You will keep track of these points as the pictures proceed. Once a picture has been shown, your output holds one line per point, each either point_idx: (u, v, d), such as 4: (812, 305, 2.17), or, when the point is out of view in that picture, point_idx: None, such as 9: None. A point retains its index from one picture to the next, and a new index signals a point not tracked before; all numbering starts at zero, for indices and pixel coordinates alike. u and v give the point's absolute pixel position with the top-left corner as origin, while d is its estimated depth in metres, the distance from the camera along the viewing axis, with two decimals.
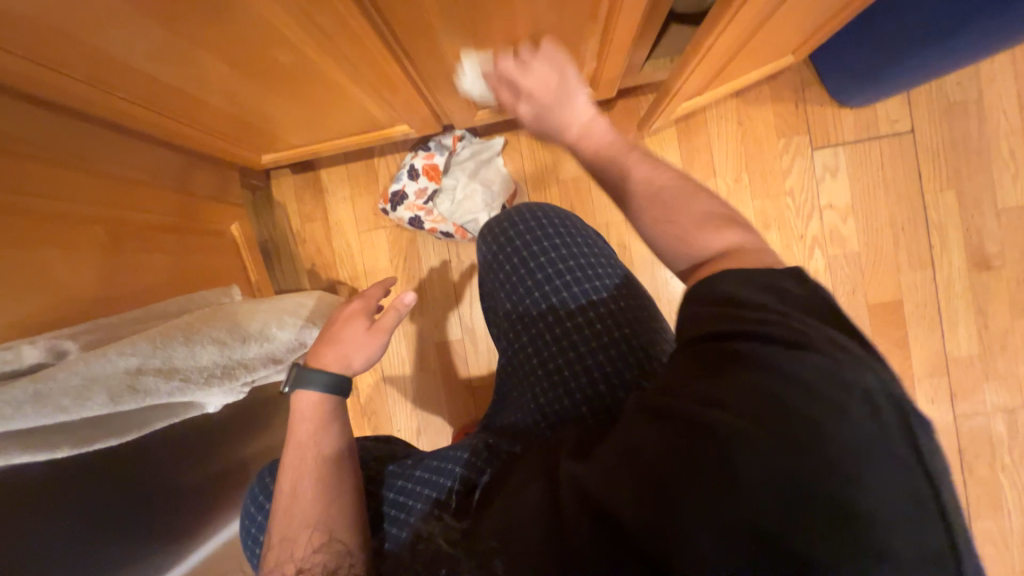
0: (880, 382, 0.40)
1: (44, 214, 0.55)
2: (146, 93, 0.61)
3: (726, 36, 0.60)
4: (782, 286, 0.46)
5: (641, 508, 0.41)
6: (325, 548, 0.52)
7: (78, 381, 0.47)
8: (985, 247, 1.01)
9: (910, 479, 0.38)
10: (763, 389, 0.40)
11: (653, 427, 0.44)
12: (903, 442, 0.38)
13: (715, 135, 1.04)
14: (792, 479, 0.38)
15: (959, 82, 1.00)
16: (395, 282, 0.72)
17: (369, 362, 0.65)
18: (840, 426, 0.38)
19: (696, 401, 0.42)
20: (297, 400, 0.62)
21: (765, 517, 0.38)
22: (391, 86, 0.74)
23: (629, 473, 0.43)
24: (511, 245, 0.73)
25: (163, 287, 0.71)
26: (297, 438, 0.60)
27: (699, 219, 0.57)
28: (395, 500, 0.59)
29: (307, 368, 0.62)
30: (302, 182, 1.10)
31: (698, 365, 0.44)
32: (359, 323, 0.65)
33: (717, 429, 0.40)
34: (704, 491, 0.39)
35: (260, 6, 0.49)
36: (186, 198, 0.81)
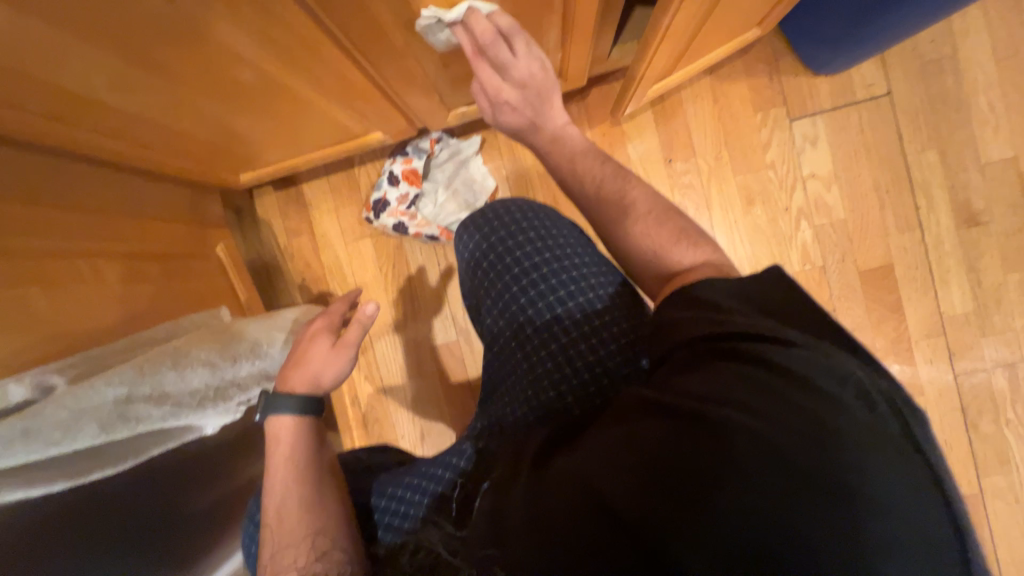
0: (847, 362, 0.42)
1: (27, 251, 0.56)
2: (115, 125, 0.62)
3: (682, 13, 0.59)
4: (751, 292, 0.48)
5: (643, 498, 0.40)
6: (325, 557, 0.53)
7: (66, 415, 0.48)
8: (971, 203, 1.01)
9: (891, 452, 0.38)
10: (756, 380, 0.41)
11: (655, 421, 0.43)
12: (892, 428, 0.40)
13: (692, 115, 1.04)
14: (777, 466, 0.37)
15: (932, 40, 0.99)
16: (360, 295, 0.72)
17: (339, 378, 0.63)
18: (820, 405, 0.39)
19: (691, 396, 0.42)
20: (272, 425, 0.61)
21: (753, 498, 0.37)
22: (359, 96, 0.74)
23: (631, 462, 0.42)
24: (488, 241, 0.73)
25: (149, 316, 0.71)
26: (276, 455, 0.60)
27: (674, 236, 0.63)
28: (388, 507, 0.60)
29: (275, 392, 0.60)
30: (285, 198, 1.10)
31: (690, 363, 0.45)
32: (324, 341, 0.64)
33: (713, 418, 0.40)
34: (703, 477, 0.39)
35: (216, 30, 0.50)
36: (168, 224, 0.82)
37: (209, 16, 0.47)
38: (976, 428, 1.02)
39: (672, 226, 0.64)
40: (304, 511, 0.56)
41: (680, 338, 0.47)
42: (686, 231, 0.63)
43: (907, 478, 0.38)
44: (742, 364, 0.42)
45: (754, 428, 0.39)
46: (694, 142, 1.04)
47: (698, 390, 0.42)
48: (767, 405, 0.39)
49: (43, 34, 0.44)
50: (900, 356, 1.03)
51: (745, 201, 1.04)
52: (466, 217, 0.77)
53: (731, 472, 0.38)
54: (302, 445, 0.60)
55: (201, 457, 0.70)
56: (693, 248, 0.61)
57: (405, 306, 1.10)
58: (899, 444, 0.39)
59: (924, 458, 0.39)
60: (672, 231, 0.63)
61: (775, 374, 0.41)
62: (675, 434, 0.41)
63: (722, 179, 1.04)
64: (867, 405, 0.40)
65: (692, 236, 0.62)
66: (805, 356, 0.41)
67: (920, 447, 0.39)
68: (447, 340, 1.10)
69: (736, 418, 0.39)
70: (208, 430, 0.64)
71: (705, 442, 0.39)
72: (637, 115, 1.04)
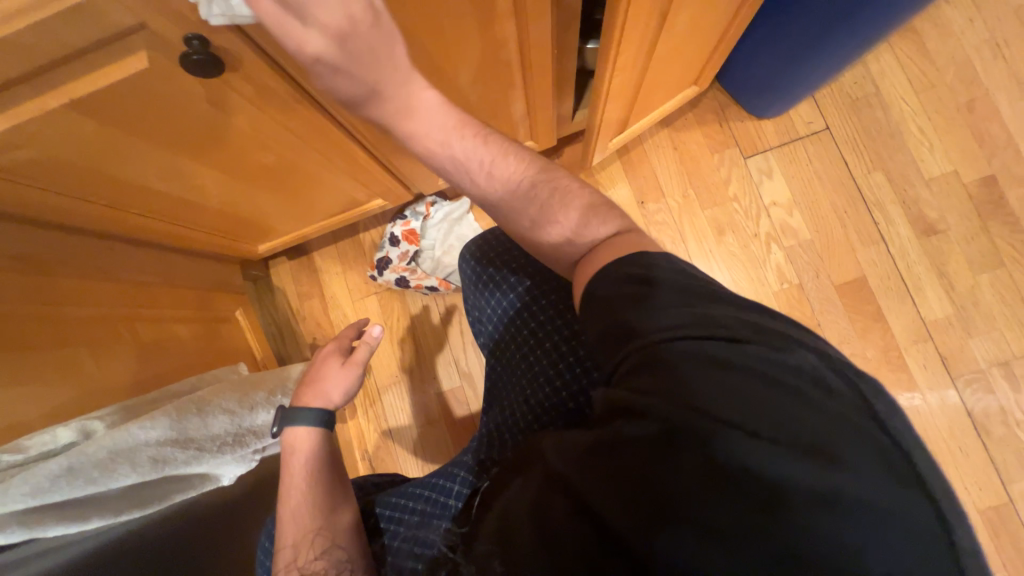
0: (807, 353, 0.41)
1: (78, 318, 0.65)
2: (157, 207, 0.74)
3: (619, 76, 0.72)
4: (678, 280, 0.47)
5: (622, 510, 0.39)
6: (325, 555, 0.56)
7: (106, 454, 0.53)
8: (926, 214, 1.09)
9: (861, 438, 0.37)
10: (726, 381, 0.39)
11: (626, 428, 0.40)
12: (865, 417, 0.39)
13: (656, 162, 1.17)
14: (759, 468, 0.36)
15: (855, 81, 1.14)
16: (367, 322, 0.79)
17: (349, 395, 0.70)
18: (782, 399, 0.38)
19: (666, 405, 0.39)
20: (289, 435, 0.66)
21: (721, 501, 0.36)
22: (362, 169, 0.87)
23: (606, 470, 0.41)
24: (488, 259, 0.79)
25: (175, 373, 0.78)
26: (293, 463, 0.64)
27: (583, 215, 0.55)
28: (392, 515, 0.62)
29: (291, 408, 0.67)
30: (298, 265, 1.22)
31: (655, 365, 0.41)
32: (334, 360, 0.71)
33: (688, 428, 0.38)
34: (685, 486, 0.37)
35: (246, 125, 0.63)
36: (195, 291, 0.92)
37: (242, 113, 0.60)
38: (988, 432, 1.01)
39: (582, 204, 0.56)
40: (310, 509, 0.59)
41: (628, 338, 0.44)
42: (598, 206, 0.56)
43: (883, 464, 0.37)
44: (694, 363, 0.40)
45: (718, 431, 0.37)
46: (662, 184, 1.16)
47: (670, 396, 0.39)
48: (727, 404, 0.38)
49: (114, 138, 0.56)
50: (893, 365, 1.05)
51: (716, 231, 1.13)
52: (461, 250, 0.86)
53: (699, 476, 0.37)
54: (320, 458, 0.64)
55: (219, 508, 0.72)
56: (599, 225, 0.54)
57: (410, 356, 1.16)
58: (875, 435, 0.38)
59: (905, 444, 0.38)
60: (584, 211, 0.55)
61: (742, 374, 0.39)
62: (643, 439, 0.39)
63: (692, 215, 1.14)
64: (832, 395, 0.39)
65: (605, 213, 0.55)
66: (761, 352, 0.41)
67: (895, 433, 0.38)
68: (451, 385, 1.14)
69: (698, 424, 0.38)
70: (225, 481, 0.70)
71: (683, 453, 0.38)
72: (608, 166, 1.17)
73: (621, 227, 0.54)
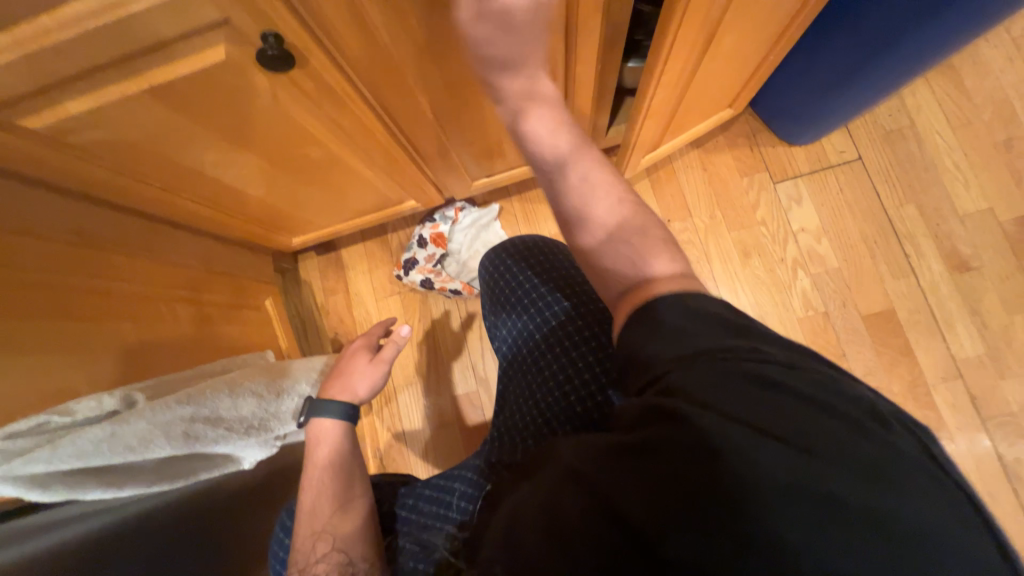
0: (854, 386, 0.43)
1: (126, 293, 0.68)
2: (206, 194, 0.78)
3: (660, 93, 0.73)
4: (727, 316, 0.48)
5: (667, 518, 0.39)
6: (325, 558, 0.56)
7: (145, 425, 0.55)
8: (959, 250, 1.07)
9: (916, 471, 0.39)
10: (780, 405, 0.40)
11: (678, 437, 0.40)
12: (916, 447, 0.40)
13: (685, 181, 1.18)
14: (813, 490, 0.37)
15: (891, 114, 1.14)
16: (395, 320, 0.81)
17: (374, 391, 0.71)
18: (829, 423, 0.40)
19: (722, 417, 0.40)
20: (314, 427, 0.67)
21: (777, 521, 0.37)
22: (400, 170, 0.89)
23: (649, 478, 0.41)
24: (507, 271, 0.80)
25: (207, 354, 0.80)
26: (311, 453, 0.66)
27: (651, 247, 0.56)
28: (408, 517, 0.63)
29: (319, 398, 0.68)
30: (325, 260, 1.25)
31: (714, 382, 0.42)
32: (363, 356, 0.73)
33: (742, 447, 0.39)
34: (736, 498, 0.38)
35: (300, 119, 0.66)
36: (230, 278, 0.95)
37: (299, 108, 0.63)
38: (1018, 477, 0.98)
39: (651, 237, 0.57)
40: (316, 508, 0.60)
41: (681, 355, 0.45)
42: (665, 242, 0.56)
43: (937, 500, 0.38)
44: (741, 380, 0.42)
45: (770, 451, 0.39)
46: (689, 204, 1.17)
47: (726, 411, 0.40)
48: (779, 426, 0.40)
49: (181, 124, 0.59)
50: (920, 401, 1.03)
51: (742, 253, 1.13)
52: (483, 255, 0.87)
53: (753, 492, 0.38)
54: (331, 452, 0.65)
55: (240, 491, 0.73)
56: (662, 261, 0.54)
57: (428, 357, 1.17)
58: (927, 466, 0.39)
59: (955, 475, 0.40)
60: (653, 241, 0.56)
61: (794, 398, 0.41)
62: (691, 445, 0.40)
63: (718, 235, 1.15)
64: (881, 424, 0.41)
65: (670, 249, 0.56)
66: (813, 379, 0.43)
67: (944, 464, 0.40)
68: (467, 389, 1.15)
69: (748, 442, 0.39)
70: (245, 463, 0.70)
71: (738, 467, 0.38)
72: (636, 183, 1.18)
73: (686, 271, 0.54)
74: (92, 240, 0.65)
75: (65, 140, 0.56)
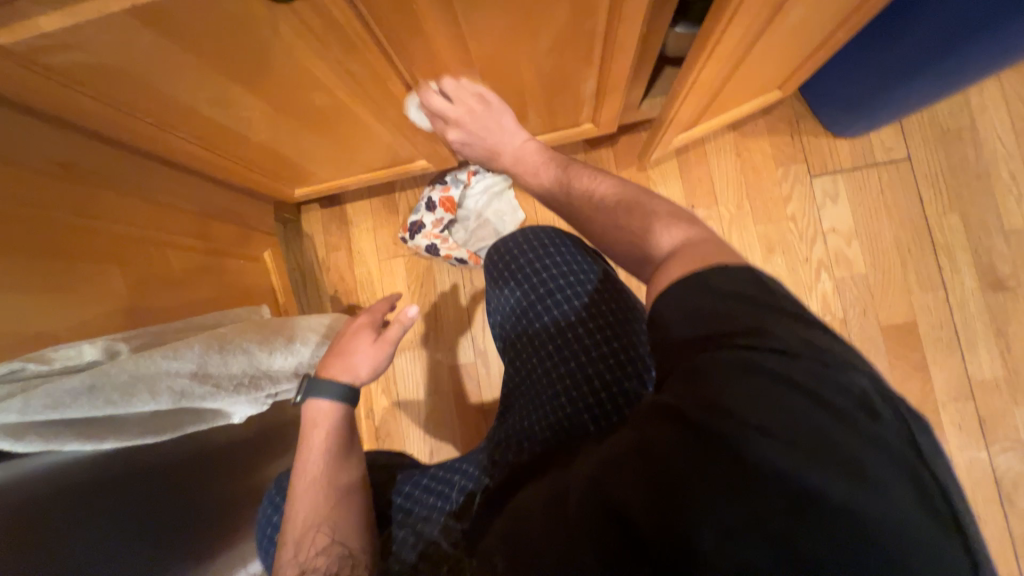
0: (857, 374, 0.38)
1: (111, 235, 0.64)
2: (201, 133, 0.72)
3: (711, 66, 0.66)
4: (745, 292, 0.43)
5: (653, 509, 0.37)
6: (326, 551, 0.55)
7: (127, 378, 0.53)
8: (997, 268, 1.01)
9: (902, 470, 0.35)
10: (776, 399, 0.36)
11: (665, 429, 0.38)
12: (907, 443, 0.36)
13: (715, 166, 1.10)
14: (788, 485, 0.34)
15: (951, 111, 1.04)
16: (400, 297, 0.77)
17: (376, 373, 0.68)
18: (821, 422, 0.36)
19: (705, 407, 0.37)
20: (309, 409, 0.65)
21: (745, 512, 0.34)
22: (412, 126, 0.82)
23: (639, 469, 0.38)
24: (516, 255, 0.78)
25: (200, 305, 0.77)
26: (313, 437, 0.63)
27: (661, 219, 0.55)
28: (403, 504, 0.62)
29: (317, 377, 0.65)
30: (329, 215, 1.19)
31: (714, 375, 0.38)
32: (365, 335, 0.69)
33: (726, 438, 0.36)
34: (715, 491, 0.35)
35: (304, 59, 0.59)
36: (227, 226, 0.90)
37: (304, 46, 0.56)
38: (1012, 503, 0.97)
39: (661, 209, 0.56)
40: (318, 500, 0.58)
41: (682, 343, 0.42)
42: (675, 213, 0.55)
43: (920, 505, 0.34)
44: (729, 370, 0.38)
45: (749, 441, 0.35)
46: (717, 191, 1.09)
47: (712, 401, 0.37)
48: (764, 416, 0.36)
49: (169, 53, 0.53)
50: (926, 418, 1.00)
51: (765, 249, 1.07)
52: (492, 244, 0.83)
53: (726, 482, 0.35)
54: (335, 438, 0.63)
55: (226, 447, 0.72)
56: (670, 233, 0.52)
57: (428, 325, 1.15)
58: (915, 467, 0.35)
59: (941, 477, 0.35)
60: (665, 212, 0.55)
61: (792, 391, 0.36)
62: (674, 443, 0.37)
63: (743, 227, 1.08)
64: (873, 416, 0.36)
65: (680, 219, 0.54)
66: (811, 369, 0.37)
67: (931, 462, 0.35)
68: (465, 361, 1.13)
69: (734, 433, 0.36)
70: (235, 418, 0.67)
71: (717, 457, 0.36)
72: (663, 162, 1.10)
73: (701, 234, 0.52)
74: (81, 175, 0.61)
75: (42, 61, 0.50)
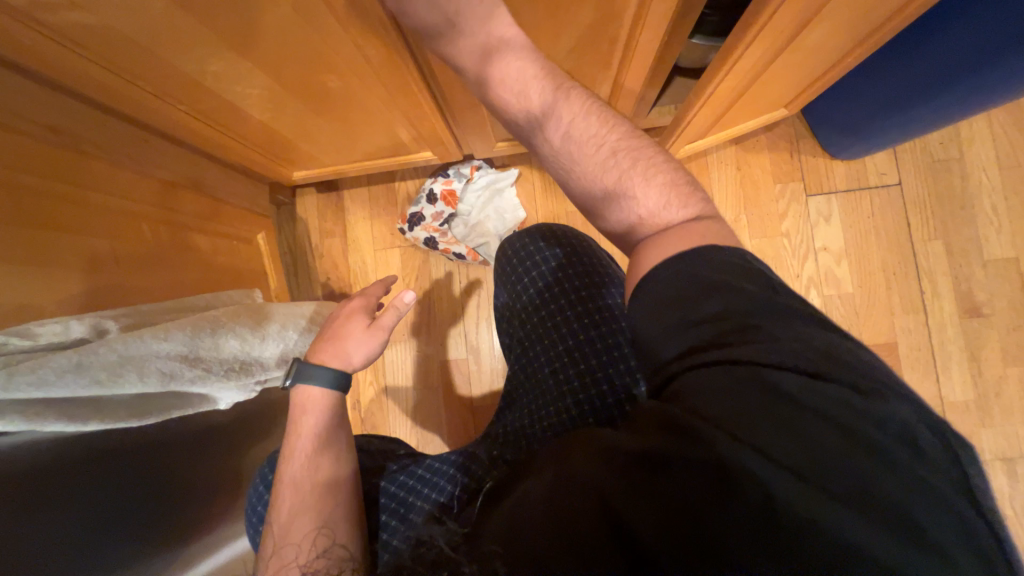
0: (896, 404, 0.38)
1: (101, 206, 0.61)
2: (201, 106, 0.69)
3: (728, 80, 0.66)
4: (753, 292, 0.44)
5: (676, 532, 0.38)
6: (326, 553, 0.53)
7: (116, 358, 0.51)
8: (974, 295, 1.06)
9: (938, 502, 0.35)
10: (804, 428, 0.38)
11: (692, 452, 0.39)
12: (945, 472, 0.36)
13: (715, 177, 1.11)
14: (818, 512, 0.35)
15: (942, 141, 1.08)
16: (395, 281, 0.75)
17: (369, 360, 0.67)
18: (853, 451, 0.37)
19: (734, 434, 0.38)
20: (300, 393, 0.64)
21: (775, 540, 0.36)
22: (422, 115, 0.81)
23: (664, 491, 0.39)
24: (525, 261, 0.78)
25: (191, 285, 0.75)
26: (303, 422, 0.62)
27: (663, 188, 0.53)
28: (395, 493, 0.61)
29: (307, 362, 0.64)
30: (326, 200, 1.17)
31: (746, 402, 0.39)
32: (359, 319, 0.68)
33: (753, 466, 0.37)
34: (741, 517, 0.37)
35: (320, 39, 0.57)
36: (221, 204, 0.88)
37: (322, 26, 0.54)
38: None
39: (664, 177, 0.54)
40: (314, 498, 0.56)
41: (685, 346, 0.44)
42: (678, 185, 0.53)
43: (957, 535, 0.34)
44: (757, 396, 0.39)
45: (777, 471, 0.36)
46: (715, 202, 1.11)
47: (741, 429, 0.38)
48: (788, 447, 0.37)
49: (180, 20, 0.50)
50: None
51: None
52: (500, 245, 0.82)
53: (755, 507, 0.36)
54: (329, 426, 0.62)
55: (208, 432, 0.70)
56: (685, 207, 0.52)
57: (421, 318, 1.14)
58: (952, 499, 0.35)
59: (980, 508, 0.35)
60: (665, 183, 0.53)
61: (821, 419, 0.38)
62: (699, 459, 0.38)
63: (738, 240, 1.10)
64: (908, 447, 0.37)
65: (682, 191, 0.53)
66: (838, 389, 0.38)
67: (972, 493, 0.36)
68: (456, 356, 1.12)
69: (763, 464, 0.37)
70: (221, 404, 0.65)
71: (746, 484, 0.37)
72: None
73: (701, 210, 0.52)
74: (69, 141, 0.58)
75: (41, 17, 0.47)
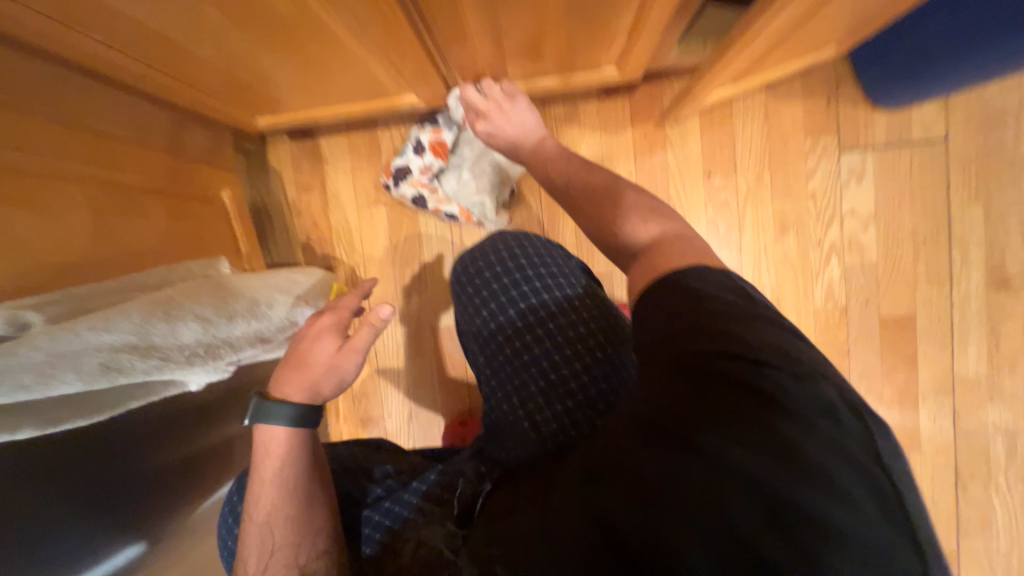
0: (827, 387, 0.38)
1: (13, 167, 0.50)
2: (124, 37, 0.55)
3: (783, 11, 0.53)
4: (724, 301, 0.43)
5: (636, 523, 0.36)
6: (325, 553, 0.56)
7: (43, 358, 0.43)
8: (1006, 265, 0.98)
9: (864, 475, 0.34)
10: (744, 408, 0.36)
11: (645, 444, 0.38)
12: (864, 446, 0.36)
13: (740, 129, 0.99)
14: (751, 491, 0.34)
15: (1002, 89, 0.94)
16: (371, 290, 0.66)
17: (341, 387, 0.59)
18: (788, 431, 0.35)
19: (674, 414, 0.38)
20: (262, 433, 0.57)
21: (714, 519, 0.34)
22: (403, 52, 0.67)
23: (622, 488, 0.38)
24: (486, 263, 0.70)
25: (143, 256, 0.66)
26: (267, 464, 0.57)
27: (638, 213, 0.58)
28: (380, 521, 0.60)
29: (268, 401, 0.57)
30: (300, 149, 1.04)
31: (694, 388, 0.38)
32: (328, 340, 0.59)
33: (698, 444, 0.36)
34: (687, 500, 0.35)
35: None
36: (174, 159, 0.76)
37: None
38: (965, 488, 1.02)
39: (643, 206, 0.59)
40: (297, 517, 0.55)
41: (651, 348, 0.43)
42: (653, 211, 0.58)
43: (883, 511, 0.33)
44: (695, 379, 0.38)
45: (719, 448, 0.35)
46: (737, 158, 0.99)
47: (682, 411, 0.37)
48: (727, 424, 0.36)
49: None
50: (904, 408, 1.02)
51: (779, 227, 1.00)
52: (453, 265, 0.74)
53: (697, 487, 0.35)
54: (298, 458, 0.57)
55: (181, 416, 0.65)
56: (648, 225, 0.56)
57: (411, 283, 1.06)
58: (874, 475, 0.34)
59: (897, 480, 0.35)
60: (641, 211, 0.58)
61: (760, 400, 0.36)
62: (646, 449, 0.38)
63: (759, 201, 1.00)
64: (834, 420, 0.36)
65: (658, 216, 0.57)
66: (779, 378, 0.37)
67: (888, 464, 0.35)
68: (449, 324, 1.06)
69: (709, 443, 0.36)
70: (191, 386, 0.58)
71: (687, 463, 0.36)
72: (685, 120, 0.98)
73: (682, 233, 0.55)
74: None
75: None
